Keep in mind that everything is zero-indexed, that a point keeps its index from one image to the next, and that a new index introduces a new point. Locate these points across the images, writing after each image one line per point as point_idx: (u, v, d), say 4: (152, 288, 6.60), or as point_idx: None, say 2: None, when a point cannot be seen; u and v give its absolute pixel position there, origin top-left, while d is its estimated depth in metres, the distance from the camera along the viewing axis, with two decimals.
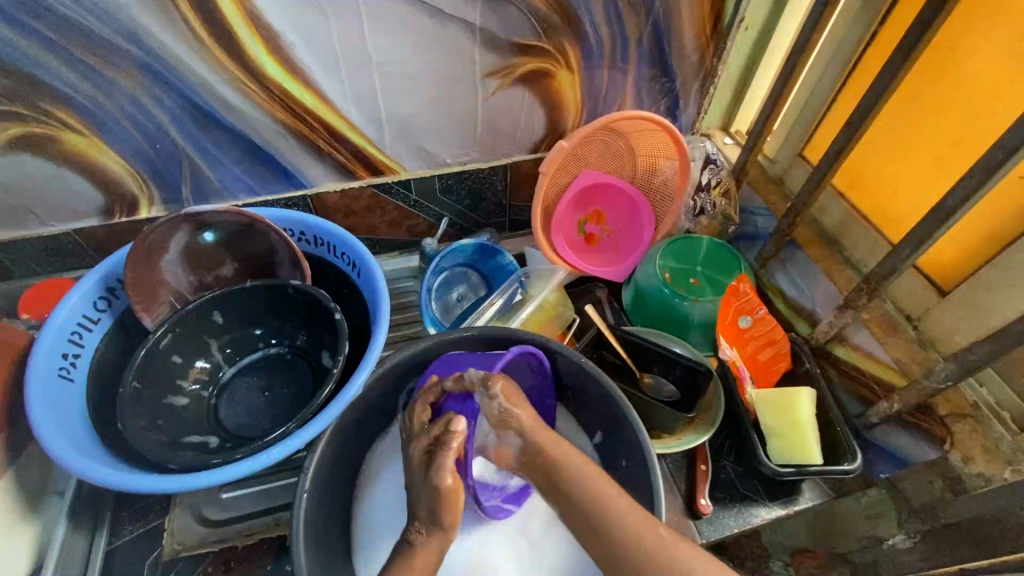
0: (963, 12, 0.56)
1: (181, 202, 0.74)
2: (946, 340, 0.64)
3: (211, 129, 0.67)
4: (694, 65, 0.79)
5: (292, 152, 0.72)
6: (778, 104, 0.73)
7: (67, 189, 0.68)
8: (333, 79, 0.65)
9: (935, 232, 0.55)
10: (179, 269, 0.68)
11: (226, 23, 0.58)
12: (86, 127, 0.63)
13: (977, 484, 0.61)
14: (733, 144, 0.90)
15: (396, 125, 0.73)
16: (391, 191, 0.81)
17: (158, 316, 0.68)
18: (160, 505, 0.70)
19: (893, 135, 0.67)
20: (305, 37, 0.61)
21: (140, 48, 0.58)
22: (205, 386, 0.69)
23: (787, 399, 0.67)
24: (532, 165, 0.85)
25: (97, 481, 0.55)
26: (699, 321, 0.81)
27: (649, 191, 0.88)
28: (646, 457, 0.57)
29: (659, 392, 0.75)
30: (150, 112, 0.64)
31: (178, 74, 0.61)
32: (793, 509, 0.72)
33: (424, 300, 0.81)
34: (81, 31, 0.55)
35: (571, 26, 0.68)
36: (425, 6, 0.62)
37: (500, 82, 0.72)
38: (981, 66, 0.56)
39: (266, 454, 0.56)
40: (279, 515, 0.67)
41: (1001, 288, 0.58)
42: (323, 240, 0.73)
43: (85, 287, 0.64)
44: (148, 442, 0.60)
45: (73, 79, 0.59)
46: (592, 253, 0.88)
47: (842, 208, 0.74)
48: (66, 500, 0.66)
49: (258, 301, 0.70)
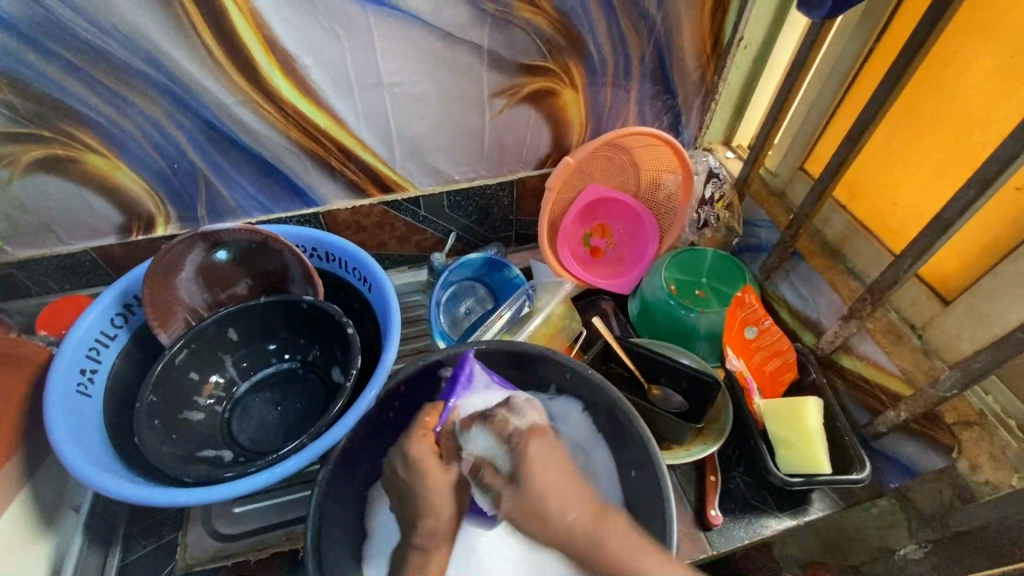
0: (955, 28, 0.58)
1: (196, 220, 0.76)
2: (951, 348, 0.65)
3: (227, 149, 0.69)
4: (696, 82, 0.81)
5: (305, 171, 0.74)
6: (777, 118, 0.75)
7: (87, 208, 0.70)
8: (345, 99, 0.68)
9: (933, 244, 0.57)
10: (194, 286, 0.70)
11: (244, 48, 0.60)
12: (106, 148, 0.65)
13: (986, 492, 0.61)
14: (735, 158, 0.91)
15: (407, 143, 0.75)
16: (401, 208, 0.83)
17: (174, 333, 0.69)
18: (173, 520, 0.71)
19: (889, 149, 0.69)
20: (319, 60, 0.63)
21: (162, 73, 0.60)
22: (219, 401, 0.70)
23: (796, 408, 0.67)
24: (538, 180, 0.87)
25: (114, 495, 0.56)
26: (705, 333, 0.82)
27: (653, 204, 0.90)
28: (656, 468, 0.58)
29: (668, 403, 0.75)
30: (169, 133, 0.66)
31: (196, 96, 0.63)
32: (804, 519, 0.71)
33: (433, 314, 0.83)
34: (107, 58, 0.58)
35: (575, 47, 0.70)
36: (435, 29, 0.64)
37: (507, 100, 0.74)
38: (973, 81, 0.58)
39: (280, 468, 0.57)
40: (291, 529, 0.68)
41: (1002, 297, 0.59)
42: (335, 255, 0.74)
43: (103, 303, 0.66)
44: (162, 456, 0.61)
45: (96, 103, 0.61)
46: (597, 266, 0.89)
47: (844, 219, 0.75)
48: (81, 516, 0.67)
49: (270, 316, 0.71)
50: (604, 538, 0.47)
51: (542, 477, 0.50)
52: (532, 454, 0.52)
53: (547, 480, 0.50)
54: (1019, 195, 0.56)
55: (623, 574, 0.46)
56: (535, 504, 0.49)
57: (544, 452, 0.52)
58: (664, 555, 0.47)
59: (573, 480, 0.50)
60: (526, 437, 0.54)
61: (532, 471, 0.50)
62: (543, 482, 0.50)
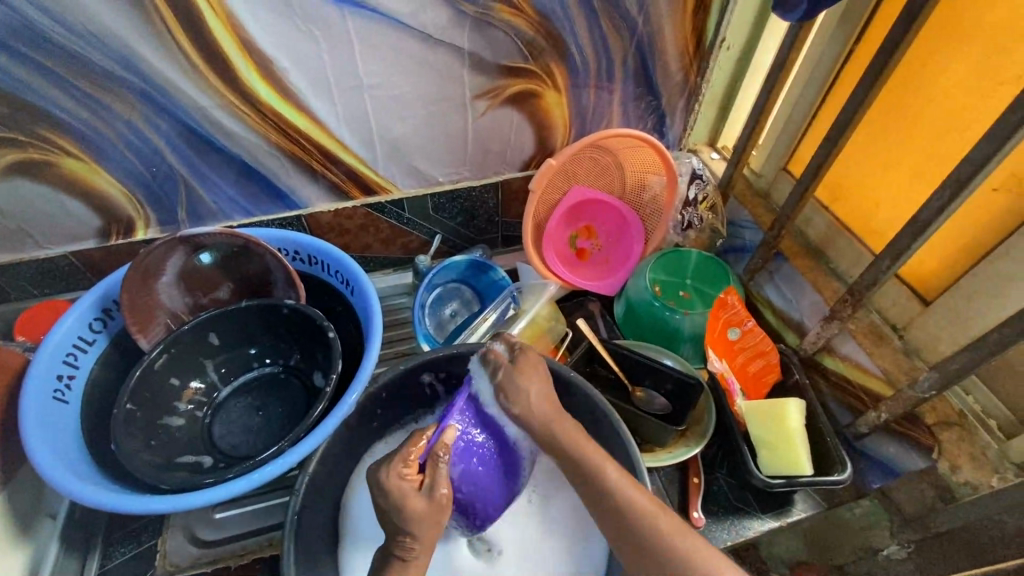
0: (932, 29, 0.58)
1: (177, 224, 0.75)
2: (931, 349, 0.65)
3: (207, 152, 0.69)
4: (679, 83, 0.81)
5: (286, 173, 0.74)
6: (759, 119, 0.75)
7: (65, 213, 0.69)
8: (325, 101, 0.67)
9: (911, 245, 0.57)
10: (175, 290, 0.69)
11: (220, 51, 0.59)
12: (83, 152, 0.64)
13: (965, 493, 0.61)
14: (719, 159, 0.91)
15: (388, 145, 0.75)
16: (385, 211, 0.83)
17: (154, 338, 0.69)
18: (153, 527, 0.70)
19: (869, 150, 0.69)
20: (297, 63, 0.63)
21: (138, 76, 0.60)
22: (199, 407, 0.69)
23: (778, 410, 0.67)
24: (522, 182, 0.87)
25: (90, 503, 0.55)
26: (689, 334, 0.82)
27: (638, 206, 0.90)
28: (636, 470, 0.59)
29: (651, 405, 0.75)
30: (147, 137, 0.65)
31: (174, 99, 0.63)
32: (786, 521, 0.71)
33: (418, 316, 0.82)
34: (81, 61, 0.57)
35: (557, 48, 0.70)
36: (414, 31, 0.64)
37: (490, 102, 0.74)
38: (950, 84, 0.58)
39: (258, 474, 0.57)
40: (272, 535, 0.67)
41: (980, 297, 0.59)
42: (317, 258, 0.74)
43: (81, 308, 0.65)
44: (140, 463, 0.60)
45: (73, 108, 0.60)
46: (583, 267, 0.89)
47: (826, 220, 0.76)
48: (58, 523, 0.67)
49: (250, 321, 0.71)
50: (559, 430, 0.55)
51: (534, 380, 0.57)
52: (528, 360, 0.59)
53: (537, 379, 0.58)
54: (996, 196, 0.56)
55: (568, 454, 0.54)
56: (520, 390, 0.57)
57: (536, 358, 0.60)
58: (607, 456, 0.54)
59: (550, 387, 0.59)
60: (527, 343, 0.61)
61: (527, 373, 0.58)
62: (534, 384, 0.57)
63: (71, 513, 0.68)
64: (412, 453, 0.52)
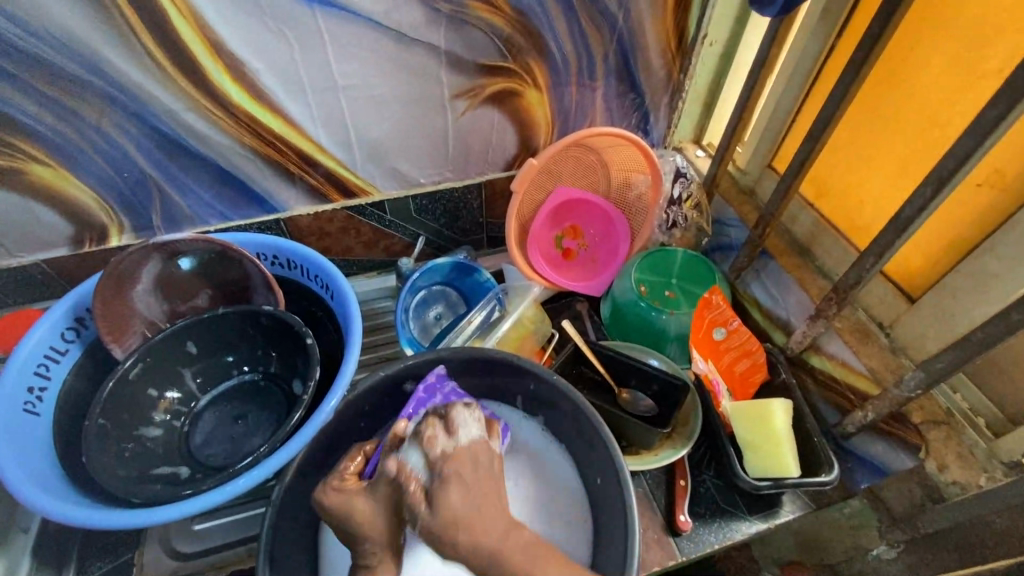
0: (913, 23, 0.57)
1: (152, 229, 0.74)
2: (917, 346, 0.64)
3: (180, 157, 0.67)
4: (662, 80, 0.80)
5: (263, 177, 0.72)
6: (743, 115, 0.74)
7: (35, 221, 0.68)
8: (300, 103, 0.66)
9: (895, 243, 0.56)
10: (152, 298, 0.67)
11: (188, 52, 0.58)
12: (51, 158, 0.62)
13: (954, 492, 0.60)
14: (704, 156, 0.91)
15: (367, 148, 0.73)
16: (365, 213, 0.82)
17: (129, 346, 0.67)
18: (129, 539, 0.69)
19: (853, 146, 0.68)
20: (270, 64, 0.61)
21: (105, 80, 0.58)
22: (177, 417, 0.68)
23: (763, 413, 0.66)
24: (505, 182, 0.86)
25: (60, 519, 0.54)
26: (675, 334, 0.81)
27: (624, 205, 0.89)
28: (620, 475, 0.58)
29: (637, 407, 0.74)
30: (117, 142, 0.64)
31: (143, 103, 0.61)
32: (775, 522, 0.70)
33: (401, 320, 0.81)
34: (45, 66, 0.55)
35: (536, 46, 0.69)
36: (389, 30, 0.62)
37: (469, 102, 0.73)
38: (930, 78, 0.57)
39: (232, 487, 0.55)
40: (251, 546, 0.67)
41: (965, 293, 0.58)
42: (296, 263, 0.72)
43: (53, 319, 0.63)
44: (113, 477, 0.58)
45: (38, 113, 0.59)
46: (570, 268, 0.88)
47: (812, 218, 0.75)
48: (31, 536, 0.65)
49: (227, 328, 0.69)
50: (512, 556, 0.43)
51: (462, 494, 0.47)
52: (449, 476, 0.49)
53: (461, 493, 0.47)
54: (981, 191, 0.55)
55: None
56: (448, 528, 0.45)
57: (460, 474, 0.49)
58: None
59: (494, 498, 0.48)
60: (448, 460, 0.50)
61: (449, 495, 0.47)
62: (463, 496, 0.47)
63: (45, 527, 0.67)
64: (350, 469, 0.57)
